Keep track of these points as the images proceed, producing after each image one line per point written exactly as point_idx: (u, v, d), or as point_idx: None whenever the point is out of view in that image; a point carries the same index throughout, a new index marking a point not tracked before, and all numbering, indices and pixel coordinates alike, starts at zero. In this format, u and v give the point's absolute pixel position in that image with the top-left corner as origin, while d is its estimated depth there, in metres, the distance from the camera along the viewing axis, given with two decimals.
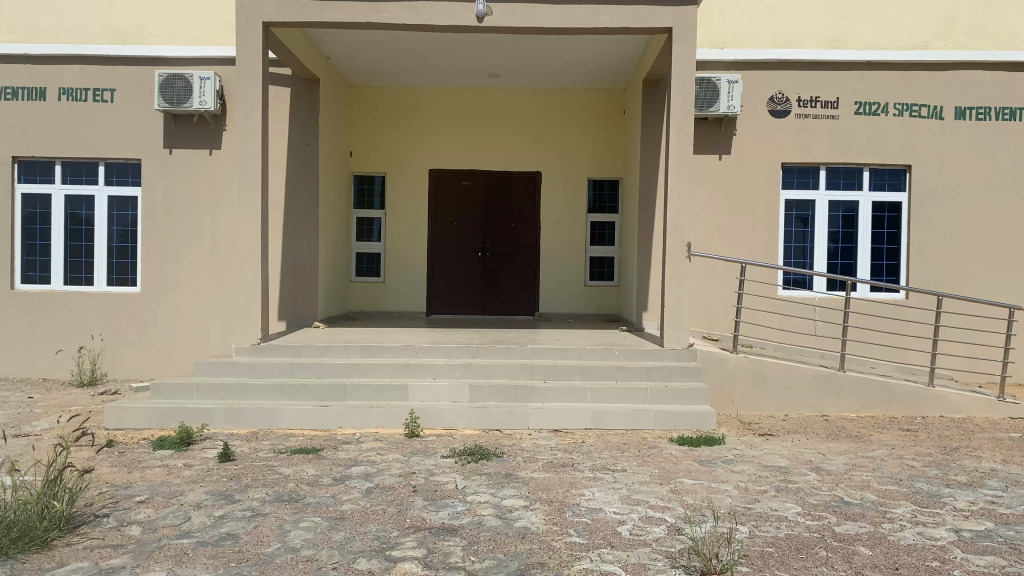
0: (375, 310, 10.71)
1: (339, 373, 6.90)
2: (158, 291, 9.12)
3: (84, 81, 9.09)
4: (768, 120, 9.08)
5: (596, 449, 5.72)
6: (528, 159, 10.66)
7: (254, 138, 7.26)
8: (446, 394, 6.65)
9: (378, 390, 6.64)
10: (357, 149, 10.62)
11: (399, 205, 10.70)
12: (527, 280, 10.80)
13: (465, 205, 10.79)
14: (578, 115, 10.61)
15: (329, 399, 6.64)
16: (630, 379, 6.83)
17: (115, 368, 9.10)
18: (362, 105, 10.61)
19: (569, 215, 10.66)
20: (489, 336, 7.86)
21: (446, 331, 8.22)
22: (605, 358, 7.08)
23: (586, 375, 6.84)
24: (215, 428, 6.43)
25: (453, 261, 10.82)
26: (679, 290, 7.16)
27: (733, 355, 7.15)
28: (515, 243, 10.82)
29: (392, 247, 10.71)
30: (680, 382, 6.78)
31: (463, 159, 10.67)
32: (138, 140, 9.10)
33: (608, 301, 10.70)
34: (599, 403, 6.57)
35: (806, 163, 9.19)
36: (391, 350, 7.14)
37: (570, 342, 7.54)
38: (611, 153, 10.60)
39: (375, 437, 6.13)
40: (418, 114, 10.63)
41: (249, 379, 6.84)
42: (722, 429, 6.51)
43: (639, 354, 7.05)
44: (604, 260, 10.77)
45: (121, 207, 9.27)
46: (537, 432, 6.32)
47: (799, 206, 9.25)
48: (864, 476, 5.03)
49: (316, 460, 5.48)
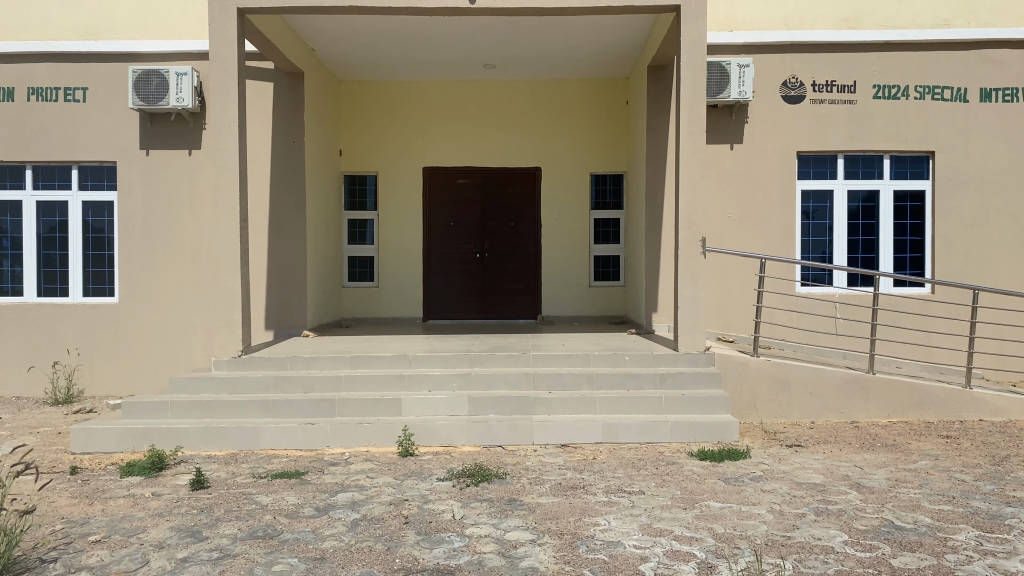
0: (369, 317, 10.17)
1: (326, 387, 6.36)
2: (136, 302, 8.58)
3: (54, 80, 8.55)
4: (780, 107, 8.55)
5: (610, 468, 5.17)
6: (528, 155, 10.12)
7: (231, 135, 6.71)
8: (443, 408, 6.11)
9: (368, 405, 6.10)
10: (346, 147, 10.09)
11: (393, 206, 10.16)
12: (528, 282, 10.27)
13: (462, 204, 10.26)
14: (579, 106, 10.07)
15: (315, 416, 6.10)
16: (642, 387, 6.28)
17: (93, 385, 8.56)
18: (351, 101, 10.07)
19: (571, 213, 10.13)
20: (489, 343, 7.31)
21: (443, 339, 7.68)
22: (615, 365, 6.54)
23: (595, 384, 6.30)
24: (191, 450, 5.88)
25: (451, 264, 10.29)
26: (693, 289, 6.61)
27: (753, 359, 6.60)
28: (515, 243, 10.28)
29: (385, 250, 10.17)
30: (697, 389, 6.23)
31: (459, 156, 10.13)
32: (113, 141, 8.56)
33: (615, 303, 10.16)
34: (610, 414, 6.02)
35: (823, 151, 8.64)
36: (383, 361, 6.59)
37: (575, 347, 7.00)
38: (614, 147, 10.06)
39: (364, 458, 5.58)
40: (410, 110, 10.10)
41: (229, 395, 6.30)
42: (745, 440, 5.96)
43: (652, 360, 6.51)
44: (610, 259, 10.22)
45: (96, 213, 8.73)
46: (543, 447, 5.76)
47: (816, 197, 8.70)
48: (912, 494, 4.47)
49: (297, 487, 4.93)
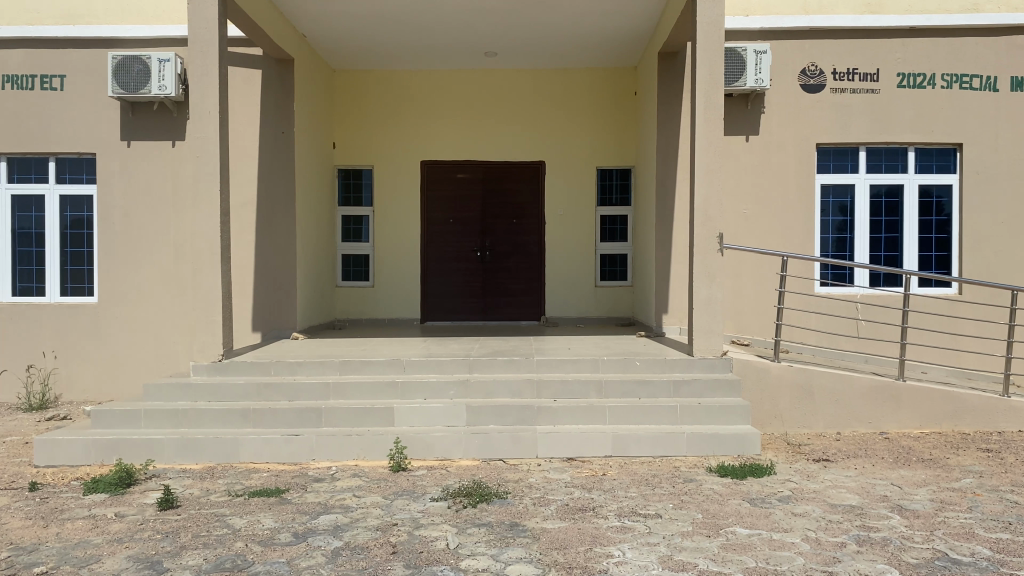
0: (364, 318, 9.69)
1: (312, 394, 5.88)
2: (117, 302, 8.11)
3: (30, 67, 8.09)
4: (799, 96, 8.06)
5: (621, 486, 4.68)
6: (531, 148, 9.64)
7: (211, 123, 6.22)
8: (439, 418, 5.63)
9: (358, 414, 5.63)
10: (341, 140, 9.61)
11: (389, 202, 9.68)
12: (531, 282, 9.79)
13: (462, 200, 9.78)
14: (585, 97, 9.58)
15: (301, 426, 5.62)
16: (655, 395, 5.81)
17: (71, 389, 8.10)
18: (345, 92, 9.60)
19: (576, 209, 9.65)
20: (489, 347, 6.82)
21: (441, 343, 7.21)
22: (625, 371, 6.06)
23: (603, 392, 5.82)
24: (164, 463, 5.41)
25: (450, 262, 9.80)
26: (710, 289, 6.12)
27: (774, 364, 6.12)
28: (518, 241, 9.79)
29: (381, 248, 9.69)
30: (714, 398, 5.75)
31: (459, 149, 9.66)
32: (92, 132, 8.09)
33: (622, 304, 9.66)
34: (620, 425, 5.54)
35: (843, 144, 8.16)
36: (375, 366, 6.11)
37: (582, 351, 6.52)
38: (621, 140, 9.58)
39: (352, 474, 5.09)
40: (407, 101, 9.62)
41: (207, 404, 5.83)
42: (768, 454, 5.48)
43: (665, 365, 6.03)
44: (617, 257, 9.74)
45: (75, 208, 8.25)
46: (548, 462, 5.27)
47: (836, 191, 8.22)
48: (963, 520, 3.98)
49: (275, 508, 4.45)
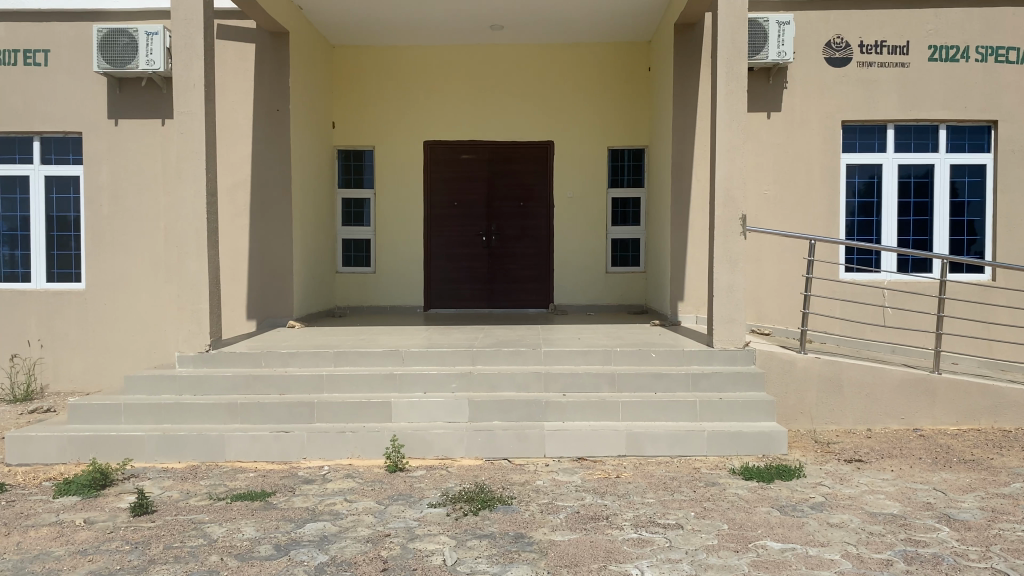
0: (365, 306, 9.30)
1: (304, 387, 5.50)
2: (106, 288, 7.74)
3: (12, 41, 7.68)
4: (823, 71, 7.59)
5: (638, 491, 4.28)
6: (539, 127, 9.20)
7: (196, 96, 5.77)
8: (440, 414, 5.24)
9: (352, 409, 5.24)
10: (340, 119, 9.19)
11: (391, 184, 9.27)
12: (539, 267, 9.37)
13: (467, 182, 9.34)
14: (596, 74, 9.12)
15: (291, 422, 5.24)
16: (672, 390, 5.40)
17: (57, 380, 7.74)
18: (345, 69, 9.16)
19: (586, 192, 9.23)
20: (494, 337, 6.41)
21: (443, 332, 6.81)
22: (639, 363, 5.65)
23: (616, 386, 5.42)
24: (143, 462, 5.04)
25: (455, 247, 9.38)
26: (732, 275, 5.69)
27: (800, 356, 5.69)
28: (525, 225, 9.36)
29: (383, 232, 9.29)
30: (736, 393, 5.35)
31: (464, 129, 9.22)
32: (78, 110, 7.70)
33: (634, 291, 9.24)
34: (635, 423, 5.14)
35: (870, 121, 7.68)
36: (372, 358, 5.71)
37: (593, 342, 6.11)
38: (634, 119, 9.13)
39: (344, 475, 4.70)
40: (410, 78, 9.18)
41: (192, 398, 5.46)
42: (795, 453, 5.07)
43: (682, 357, 5.61)
44: (628, 242, 9.30)
45: (61, 189, 7.86)
46: (556, 462, 4.87)
47: (863, 172, 7.75)
48: (1022, 533, 3.56)
49: (259, 514, 4.06)
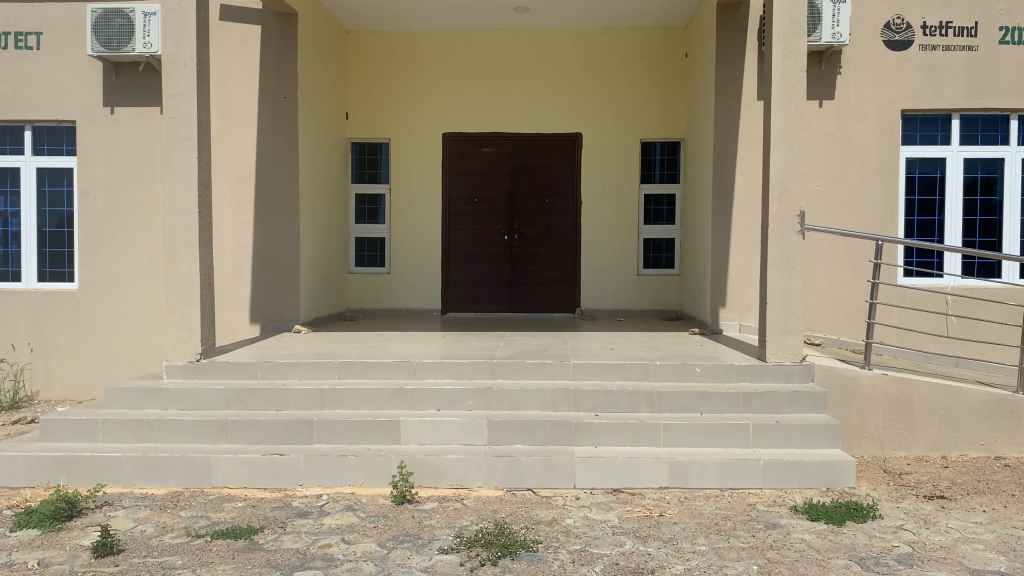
0: (379, 309, 8.71)
1: (304, 403, 4.90)
2: (100, 288, 7.20)
3: (3, 24, 7.17)
4: (881, 55, 6.87)
5: (685, 535, 3.63)
6: (566, 118, 8.57)
7: (188, 77, 5.18)
8: (455, 435, 4.61)
9: (355, 429, 4.63)
10: (354, 109, 8.60)
11: (407, 179, 8.67)
12: (565, 269, 8.72)
13: (488, 177, 8.71)
14: (628, 61, 8.47)
15: (287, 442, 4.66)
16: (719, 410, 4.75)
17: (47, 387, 7.22)
18: (360, 55, 8.58)
19: (616, 188, 8.57)
20: (517, 347, 5.77)
21: (461, 340, 6.19)
22: (681, 378, 4.99)
23: (656, 406, 4.77)
24: (120, 487, 4.47)
25: (474, 246, 8.75)
26: (787, 280, 5.02)
27: (865, 372, 5.01)
28: (550, 224, 8.71)
29: (398, 230, 8.69)
30: (793, 415, 4.70)
31: (485, 120, 8.60)
32: (72, 97, 7.16)
33: (667, 295, 8.57)
34: (677, 449, 4.50)
35: (933, 110, 6.94)
36: (380, 370, 5.10)
37: (628, 353, 5.46)
38: (669, 110, 8.46)
39: (344, 507, 4.10)
40: (428, 66, 8.58)
41: (179, 413, 4.89)
42: (864, 485, 4.40)
43: (730, 373, 4.96)
44: (662, 243, 8.64)
45: (54, 182, 7.32)
46: (587, 495, 4.23)
47: (924, 166, 7.01)
48: None
49: (240, 558, 3.45)
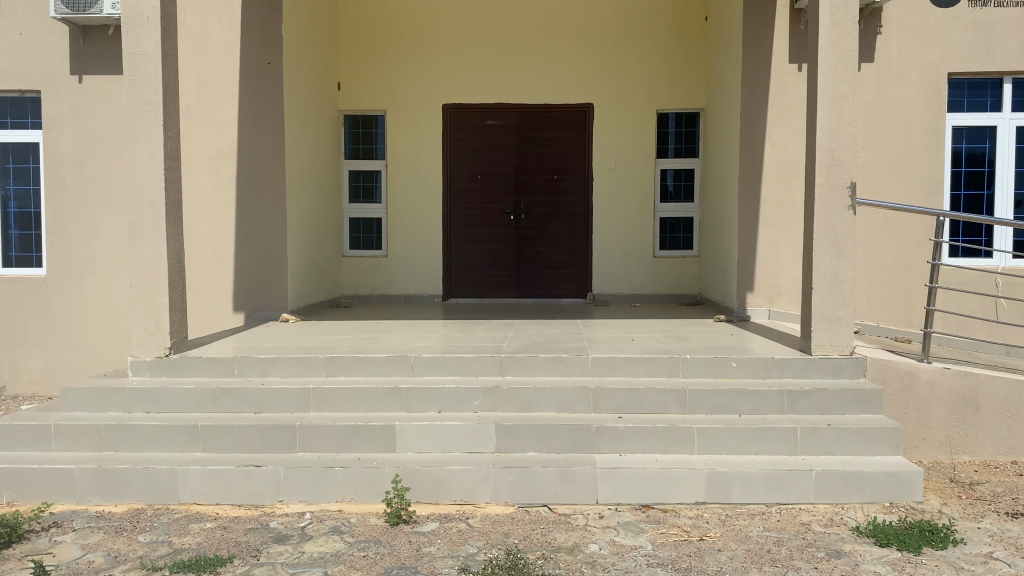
0: (375, 295, 8.10)
1: (287, 405, 4.30)
2: (69, 274, 6.59)
3: None
4: (926, 13, 6.19)
5: (735, 567, 3.04)
6: (576, 88, 7.91)
7: (150, 34, 4.51)
8: (458, 442, 4.01)
9: (344, 435, 4.04)
10: (347, 78, 7.95)
11: (405, 154, 8.03)
12: (576, 251, 8.09)
13: (491, 152, 8.07)
14: (643, 25, 7.81)
15: (266, 450, 4.07)
16: (760, 411, 4.16)
17: (14, 382, 6.64)
18: (352, 20, 7.92)
19: (631, 163, 7.94)
20: (527, 338, 5.16)
21: (464, 330, 5.59)
22: (716, 374, 4.39)
23: (689, 406, 4.17)
24: (73, 504, 3.89)
25: (478, 227, 8.12)
26: (836, 262, 4.40)
27: (924, 366, 4.40)
28: (560, 202, 8.07)
29: (396, 210, 8.07)
30: (845, 417, 4.11)
31: (488, 90, 7.95)
32: (36, 65, 6.52)
33: (686, 278, 7.95)
34: (714, 458, 3.90)
35: (984, 73, 6.24)
36: (372, 365, 4.49)
37: (652, 344, 4.85)
38: (689, 79, 7.80)
39: (330, 530, 3.51)
40: (426, 31, 7.92)
41: (144, 416, 4.30)
42: (932, 499, 3.80)
43: (772, 368, 4.36)
44: (679, 222, 8.02)
45: (18, 158, 6.69)
46: (613, 514, 3.64)
47: (972, 136, 6.33)
48: None
49: None
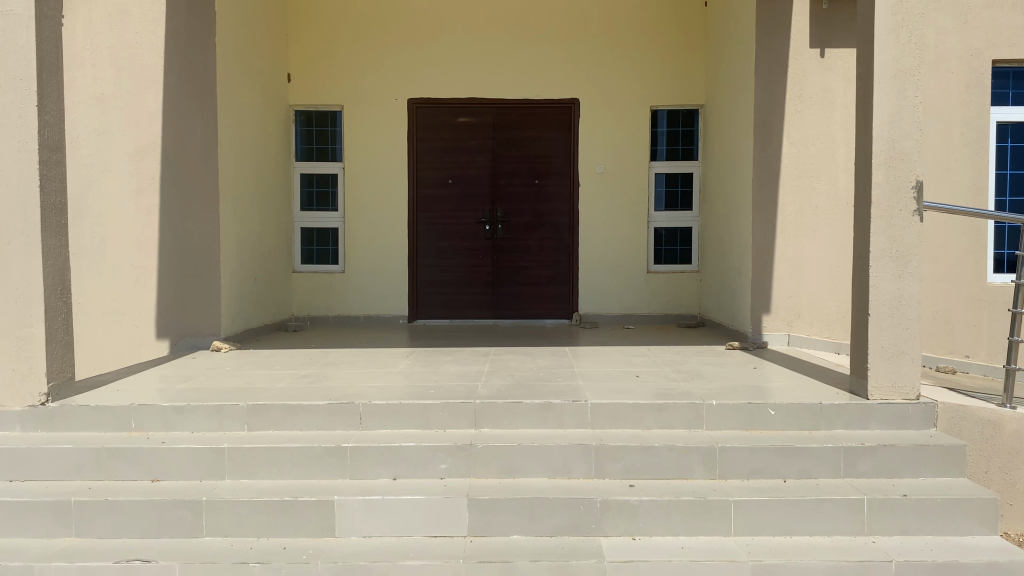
0: (330, 316, 7.08)
1: (196, 470, 3.29)
2: None
3: None
4: None
5: None
6: (559, 81, 6.99)
7: None
8: (419, 522, 3.02)
9: (267, 514, 3.04)
10: (299, 69, 6.96)
11: (364, 156, 7.04)
12: (560, 265, 7.14)
13: (463, 153, 7.09)
14: (634, 12, 6.93)
15: (162, 535, 3.05)
16: (809, 475, 3.22)
17: None
18: (304, 4, 6.94)
19: (621, 167, 7.02)
20: (507, 374, 4.18)
21: (431, 363, 4.62)
22: (750, 424, 3.44)
23: (720, 469, 3.22)
24: None
25: (447, 238, 7.14)
26: (898, 283, 3.49)
27: (1009, 415, 3.56)
28: (542, 210, 7.11)
29: (355, 219, 7.07)
30: (917, 482, 3.18)
31: (460, 84, 7.00)
32: None
33: (684, 296, 7.04)
34: (757, 542, 2.95)
35: None
36: (309, 414, 3.49)
37: (664, 383, 3.91)
38: (686, 71, 6.92)
39: None
40: (389, 16, 6.96)
41: (6, 487, 3.25)
42: None
43: (819, 417, 3.43)
44: (676, 233, 7.12)
45: None
46: None
47: (1018, 134, 5.49)
48: None
49: None
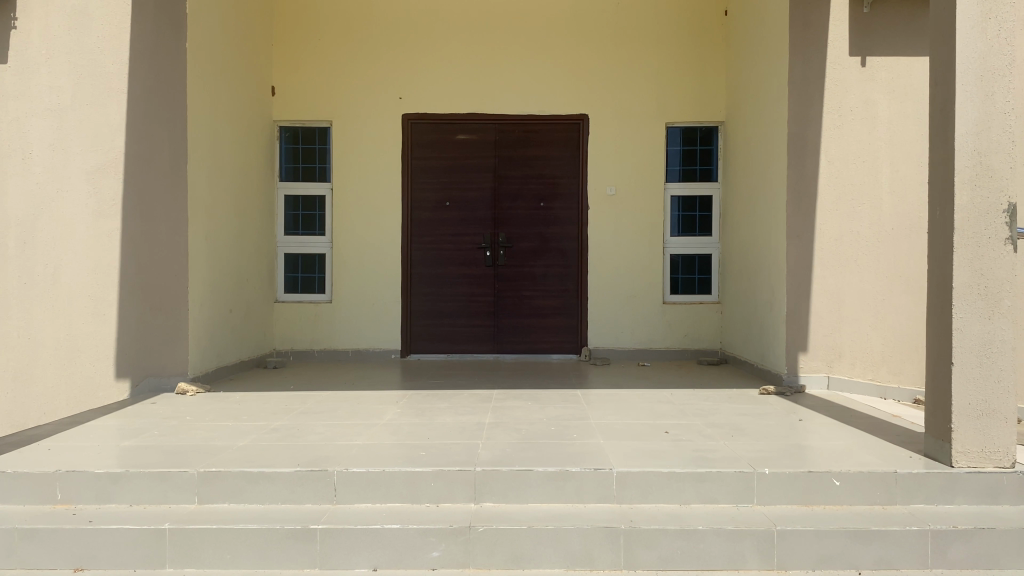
0: (315, 350, 6.46)
1: (131, 557, 2.65)
2: None
3: None
4: None
5: None
6: (567, 95, 6.44)
7: None
8: None
9: None
10: (284, 82, 6.40)
11: (355, 176, 6.45)
12: (567, 295, 6.53)
13: (462, 173, 6.52)
14: (648, 20, 6.39)
15: None
16: (888, 566, 2.60)
17: None
18: (291, 11, 6.40)
19: (635, 188, 6.45)
20: (513, 429, 3.55)
21: (423, 413, 3.97)
22: (811, 498, 2.82)
23: (779, 559, 2.59)
24: None
25: (444, 265, 6.54)
26: (987, 327, 2.89)
27: None
28: (547, 234, 6.52)
29: (343, 244, 6.47)
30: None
31: (459, 98, 6.45)
32: None
33: (704, 329, 6.43)
34: None
35: None
36: (273, 485, 2.86)
37: (698, 442, 3.28)
38: (705, 84, 6.37)
39: None
40: (383, 26, 6.42)
41: None
42: None
43: (894, 489, 2.81)
44: (694, 260, 6.52)
45: None
46: None
47: None
48: None
49: None
